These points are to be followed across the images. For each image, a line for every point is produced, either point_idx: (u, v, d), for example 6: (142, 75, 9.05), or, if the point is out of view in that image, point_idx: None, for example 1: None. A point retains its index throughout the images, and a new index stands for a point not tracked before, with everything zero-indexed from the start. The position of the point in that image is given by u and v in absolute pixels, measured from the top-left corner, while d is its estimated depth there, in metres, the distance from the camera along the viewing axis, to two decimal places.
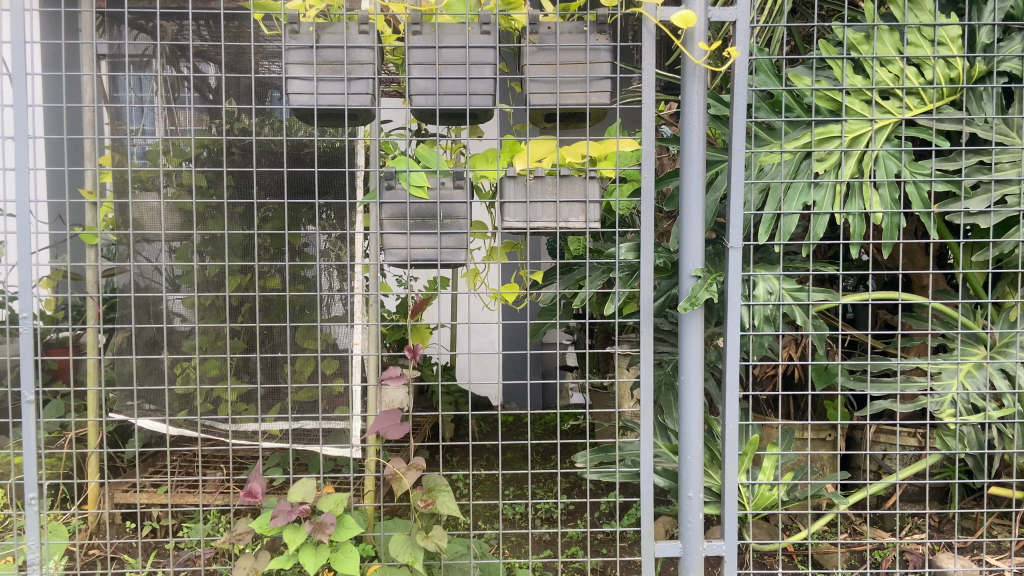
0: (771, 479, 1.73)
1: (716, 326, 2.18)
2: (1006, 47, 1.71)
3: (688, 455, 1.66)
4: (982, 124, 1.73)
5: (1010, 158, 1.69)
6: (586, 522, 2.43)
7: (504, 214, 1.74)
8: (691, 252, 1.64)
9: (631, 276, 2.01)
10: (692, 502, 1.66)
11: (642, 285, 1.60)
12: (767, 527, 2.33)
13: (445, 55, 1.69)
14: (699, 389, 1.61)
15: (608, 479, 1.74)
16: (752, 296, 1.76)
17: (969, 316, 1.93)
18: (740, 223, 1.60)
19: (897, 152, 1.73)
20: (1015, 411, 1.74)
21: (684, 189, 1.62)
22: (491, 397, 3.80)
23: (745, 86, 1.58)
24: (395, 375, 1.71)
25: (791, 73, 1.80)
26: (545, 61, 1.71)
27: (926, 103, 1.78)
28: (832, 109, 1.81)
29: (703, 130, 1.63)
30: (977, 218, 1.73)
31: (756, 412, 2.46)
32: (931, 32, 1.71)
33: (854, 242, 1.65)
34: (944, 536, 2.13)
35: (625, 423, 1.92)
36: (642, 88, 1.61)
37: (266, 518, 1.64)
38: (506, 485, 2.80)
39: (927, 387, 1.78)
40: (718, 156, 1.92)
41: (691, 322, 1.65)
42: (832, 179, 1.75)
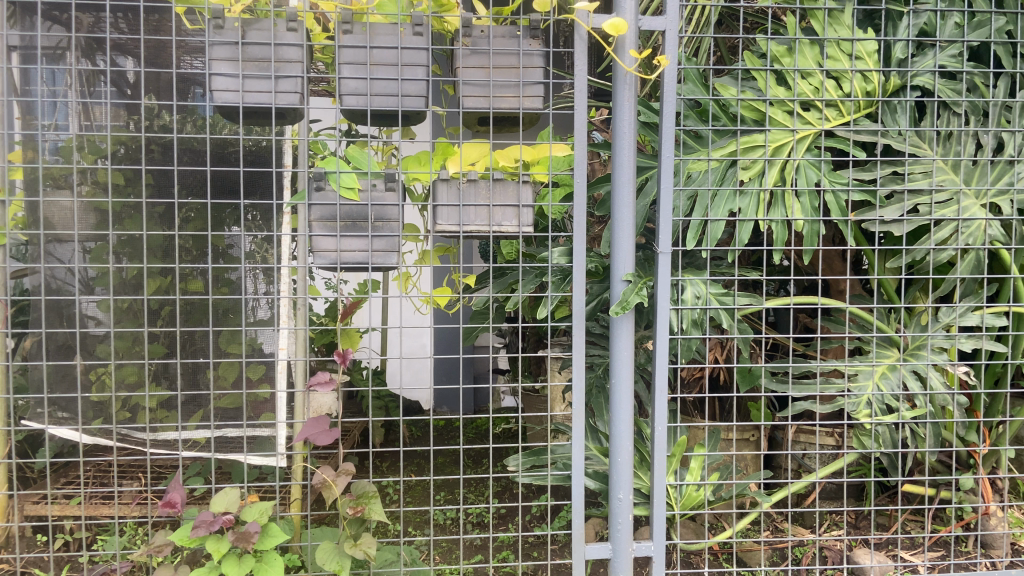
0: (698, 479, 1.79)
1: (646, 329, 2.20)
2: (920, 62, 1.82)
3: (619, 457, 1.70)
4: (896, 136, 1.84)
5: (921, 169, 1.82)
6: (518, 526, 2.43)
7: (437, 217, 1.74)
8: (623, 257, 1.68)
9: (563, 280, 2.03)
10: (622, 503, 1.70)
11: (574, 290, 1.63)
12: (694, 526, 2.31)
13: (377, 55, 1.67)
14: (629, 389, 1.66)
15: (539, 483, 1.78)
16: (681, 300, 1.82)
17: (883, 319, 2.03)
18: (669, 229, 1.64)
19: (817, 162, 1.81)
20: (927, 411, 1.81)
21: (616, 195, 1.66)
22: (422, 401, 3.77)
23: (674, 94, 1.63)
24: (324, 380, 1.68)
25: (718, 83, 1.86)
26: (477, 64, 1.71)
27: (844, 115, 1.84)
28: (756, 118, 1.87)
29: (634, 137, 1.67)
30: (891, 226, 1.81)
31: (683, 415, 2.47)
32: (849, 46, 1.79)
33: (776, 246, 1.73)
34: (860, 532, 2.19)
35: (557, 427, 1.95)
36: (574, 94, 1.64)
37: (187, 528, 1.58)
38: (438, 491, 2.77)
39: (845, 389, 1.85)
40: (648, 162, 1.96)
41: (623, 325, 1.69)
42: (756, 187, 1.80)
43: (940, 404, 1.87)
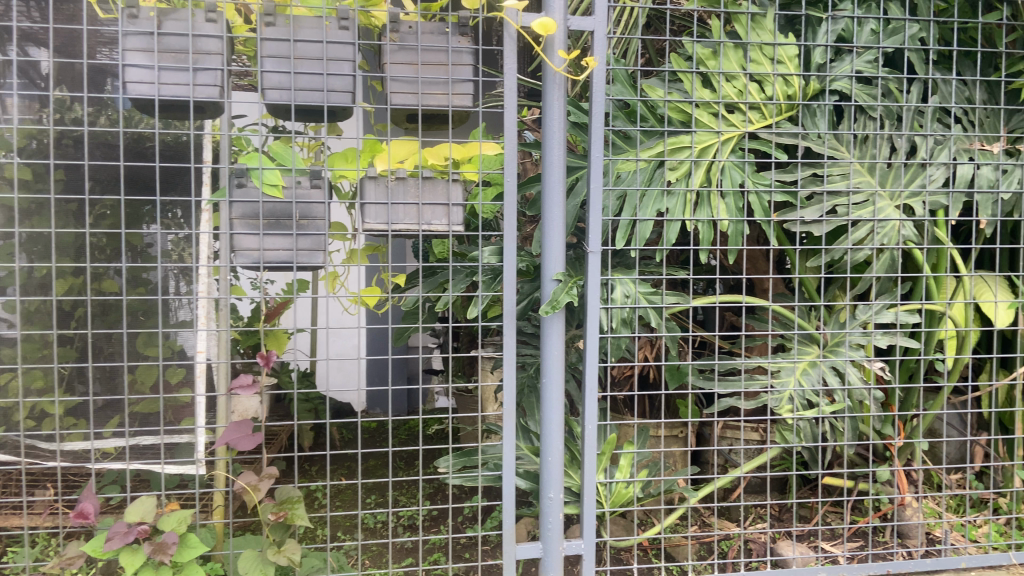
0: (627, 477, 1.83)
1: (577, 328, 2.15)
2: (838, 67, 1.87)
3: (549, 456, 1.73)
4: (816, 138, 1.90)
5: (840, 171, 1.86)
6: (450, 528, 2.40)
7: (365, 215, 1.72)
8: (554, 257, 1.72)
9: (494, 279, 1.99)
10: (552, 502, 1.73)
11: (504, 289, 1.67)
12: (623, 523, 2.25)
13: (301, 49, 1.64)
14: (560, 387, 1.70)
15: (470, 484, 1.78)
16: (611, 299, 1.85)
17: (804, 317, 2.08)
18: (598, 228, 1.70)
19: (741, 163, 1.85)
20: (845, 405, 1.89)
21: (546, 196, 1.70)
22: (353, 403, 3.69)
23: (602, 95, 1.68)
24: (246, 384, 1.64)
25: (645, 84, 1.89)
26: (405, 60, 1.70)
27: (767, 118, 1.89)
28: (682, 120, 1.91)
29: (564, 138, 1.71)
30: (811, 226, 1.87)
31: (611, 412, 2.41)
32: (770, 50, 1.84)
33: (703, 246, 1.80)
34: (783, 525, 2.24)
35: (488, 426, 1.95)
36: (505, 93, 1.66)
37: (101, 540, 1.52)
38: (367, 494, 2.72)
39: (769, 385, 1.89)
40: (578, 162, 1.96)
41: (553, 325, 1.72)
42: (682, 187, 1.83)
43: (857, 399, 1.94)
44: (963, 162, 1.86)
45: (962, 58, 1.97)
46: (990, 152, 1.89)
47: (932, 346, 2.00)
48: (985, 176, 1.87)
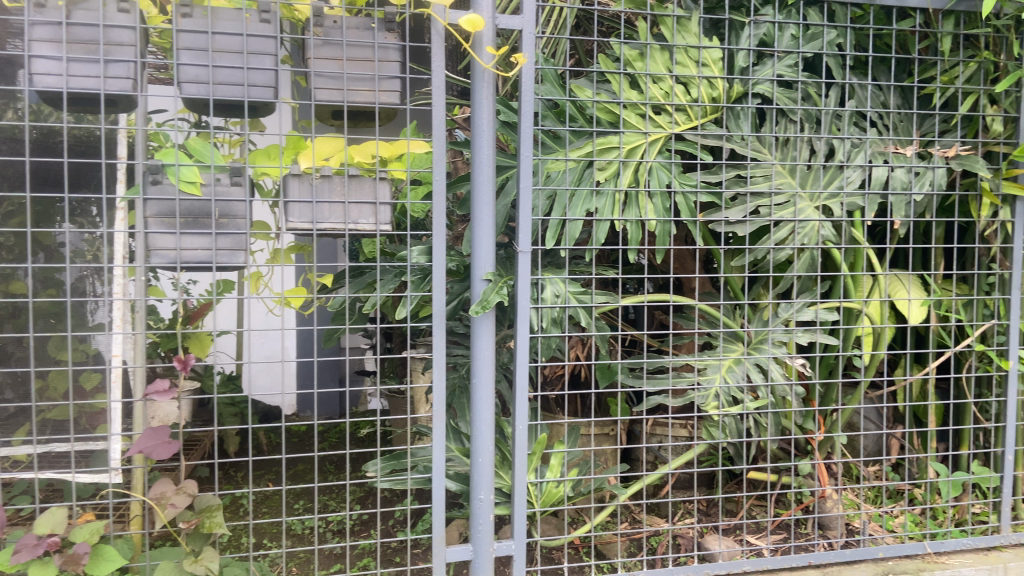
0: (558, 476, 1.84)
1: (509, 328, 2.12)
2: (760, 71, 1.92)
3: (480, 457, 1.73)
4: (740, 140, 1.93)
5: (762, 173, 1.91)
6: (379, 532, 2.36)
7: (289, 214, 1.68)
8: (483, 256, 1.73)
9: (424, 280, 1.92)
10: (483, 504, 1.74)
11: (432, 290, 1.69)
12: (555, 522, 2.23)
13: (219, 42, 1.58)
14: (490, 388, 1.70)
15: (399, 487, 1.76)
16: (541, 299, 1.85)
17: (729, 315, 2.13)
18: (527, 228, 1.73)
19: (667, 164, 1.90)
20: (769, 401, 1.94)
21: (476, 195, 1.70)
22: (284, 406, 3.62)
23: (530, 93, 1.71)
24: (163, 389, 1.59)
25: (574, 84, 1.88)
26: (330, 55, 1.66)
27: (692, 120, 1.92)
28: (611, 121, 1.92)
29: (493, 137, 1.72)
30: (735, 226, 1.91)
31: (542, 412, 2.37)
32: (696, 53, 1.86)
33: (632, 246, 1.82)
34: (711, 519, 2.27)
35: (418, 428, 1.93)
36: (433, 91, 1.66)
37: (7, 554, 1.44)
38: (294, 500, 2.65)
39: (695, 382, 1.92)
40: (508, 161, 1.92)
41: (483, 325, 1.73)
42: (611, 187, 1.85)
43: (780, 395, 1.99)
44: (878, 164, 1.93)
45: (878, 63, 2.03)
46: (904, 155, 1.95)
47: (850, 343, 2.07)
48: (899, 178, 1.94)
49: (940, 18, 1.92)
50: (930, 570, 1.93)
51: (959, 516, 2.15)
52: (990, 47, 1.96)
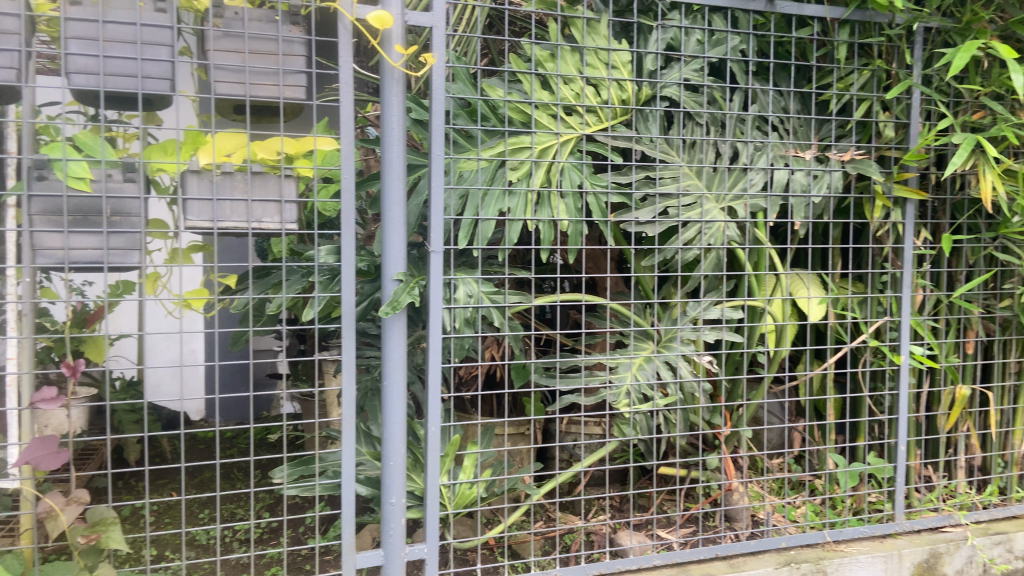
0: (471, 477, 1.83)
1: (422, 329, 2.06)
2: (667, 74, 1.96)
3: (391, 461, 1.71)
4: (648, 142, 1.96)
5: (670, 175, 1.95)
6: (288, 540, 2.30)
7: (187, 212, 1.61)
8: (394, 256, 1.70)
9: (332, 280, 1.85)
10: (394, 508, 1.71)
11: (341, 290, 1.66)
12: (469, 523, 2.21)
13: (111, 32, 1.51)
14: (401, 389, 1.68)
15: (307, 494, 1.71)
16: (453, 299, 1.83)
17: (639, 314, 2.15)
18: (438, 227, 1.72)
19: (579, 164, 1.90)
20: (677, 398, 1.98)
21: (386, 194, 1.67)
22: (192, 412, 3.51)
23: (440, 92, 1.70)
24: (50, 396, 1.51)
25: (485, 83, 1.85)
26: (231, 47, 1.61)
27: (602, 121, 1.94)
28: (523, 120, 1.91)
29: (403, 135, 1.70)
30: (645, 226, 1.95)
31: (456, 413, 2.34)
32: (605, 55, 1.89)
33: (544, 245, 1.83)
34: (623, 515, 2.30)
35: (328, 433, 1.87)
36: (340, 86, 1.63)
37: None
38: (198, 510, 2.55)
39: (607, 380, 1.95)
40: (419, 159, 1.86)
41: (394, 327, 1.70)
42: (523, 187, 1.84)
43: (687, 392, 2.03)
44: (779, 167, 2.01)
45: (779, 70, 2.10)
46: (803, 159, 2.04)
47: (755, 340, 2.13)
48: (798, 181, 2.02)
49: (836, 27, 2.01)
50: (830, 558, 2.01)
51: (856, 505, 2.25)
52: (883, 57, 2.06)
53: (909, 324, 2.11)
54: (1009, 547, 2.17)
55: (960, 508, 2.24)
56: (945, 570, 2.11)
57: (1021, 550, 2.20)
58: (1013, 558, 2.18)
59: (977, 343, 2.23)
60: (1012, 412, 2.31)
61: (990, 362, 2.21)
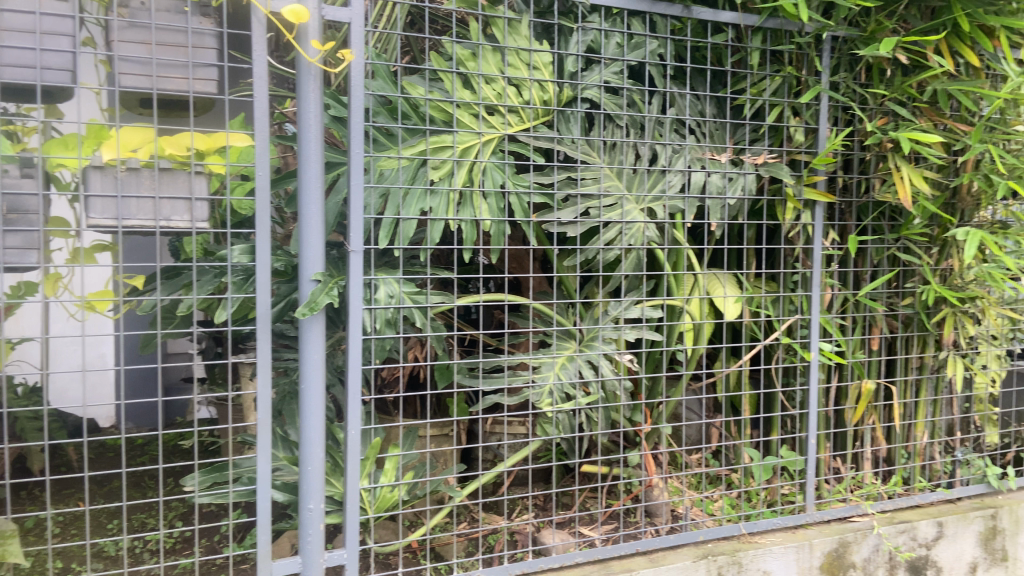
0: (392, 480, 1.81)
1: (343, 330, 2.02)
2: (588, 76, 1.97)
3: (309, 466, 1.67)
4: (569, 143, 1.97)
5: (591, 175, 1.97)
6: (203, 550, 2.22)
7: (89, 209, 1.55)
8: (312, 256, 1.66)
9: (246, 280, 1.80)
10: (313, 514, 1.67)
11: (256, 291, 1.61)
12: (391, 527, 2.18)
13: (6, 20, 1.42)
14: (320, 392, 1.64)
15: (220, 502, 1.66)
16: (373, 299, 1.80)
17: (562, 314, 2.16)
18: (357, 227, 1.69)
19: (501, 164, 1.89)
20: (599, 396, 2.00)
21: (303, 192, 1.64)
22: (101, 418, 3.35)
23: (359, 89, 1.67)
24: None
25: (406, 81, 1.83)
26: (137, 38, 1.54)
27: (524, 122, 1.93)
28: (444, 120, 1.89)
29: (321, 132, 1.66)
30: (567, 227, 1.96)
31: (377, 415, 2.31)
32: (527, 56, 1.89)
33: (466, 245, 1.82)
34: (546, 514, 2.32)
35: (243, 438, 1.82)
36: (254, 81, 1.58)
37: None
38: (106, 521, 2.44)
39: (530, 380, 1.96)
40: (338, 157, 1.84)
41: (312, 328, 1.66)
42: (444, 187, 1.82)
43: (608, 390, 2.06)
44: (696, 170, 2.05)
45: (695, 74, 2.16)
46: (719, 161, 2.09)
47: (674, 339, 2.18)
48: (715, 183, 2.07)
49: (750, 34, 2.07)
50: (745, 550, 2.07)
51: (770, 498, 2.32)
52: (793, 64, 2.14)
53: (819, 322, 2.19)
54: (912, 535, 2.27)
55: (867, 498, 2.34)
56: (853, 559, 2.19)
57: (924, 538, 2.29)
58: (917, 546, 2.28)
59: (882, 340, 2.34)
60: (914, 406, 2.43)
61: (893, 358, 2.32)
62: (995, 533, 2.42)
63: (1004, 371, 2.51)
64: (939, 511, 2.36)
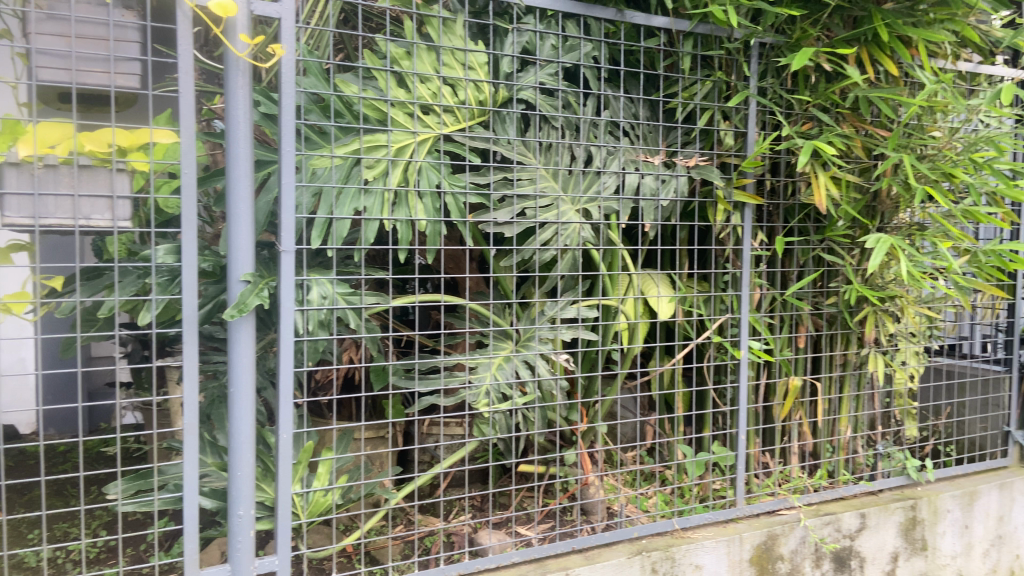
0: (326, 484, 1.78)
1: (274, 332, 1.98)
2: (524, 77, 1.98)
3: (239, 471, 1.63)
4: (505, 144, 1.97)
5: (527, 176, 1.98)
6: (128, 559, 2.15)
7: (3, 207, 1.47)
8: (241, 256, 1.63)
9: (172, 282, 1.74)
10: (243, 520, 1.64)
11: (182, 292, 1.56)
12: (324, 531, 2.15)
13: None
14: (250, 396, 1.61)
15: (145, 510, 1.60)
16: (306, 301, 1.76)
17: (499, 314, 2.16)
18: (289, 227, 1.66)
19: (436, 164, 1.88)
20: (536, 396, 2.01)
21: (231, 190, 1.60)
22: (18, 425, 3.20)
23: (290, 87, 1.64)
24: None
25: (338, 79, 1.79)
26: (55, 31, 1.48)
27: (460, 121, 1.93)
28: (378, 118, 1.86)
29: (250, 130, 1.62)
30: (503, 227, 1.96)
31: (311, 418, 2.27)
32: (462, 56, 1.89)
33: (402, 246, 1.80)
34: (483, 514, 2.32)
35: (170, 444, 1.77)
36: (180, 76, 1.53)
37: None
38: (23, 533, 2.34)
39: (466, 381, 1.95)
40: (269, 156, 1.80)
41: (242, 330, 1.62)
42: (379, 186, 1.80)
43: (545, 390, 2.07)
44: (630, 172, 2.08)
45: (629, 78, 2.19)
46: (652, 163, 2.13)
47: (609, 338, 2.20)
48: (647, 185, 2.11)
49: (681, 38, 2.11)
50: (678, 545, 2.11)
51: (703, 493, 2.37)
52: (723, 68, 2.19)
53: (748, 321, 2.25)
54: (837, 527, 2.35)
55: (794, 491, 2.42)
56: (781, 551, 2.26)
57: (848, 529, 2.38)
58: (841, 537, 2.36)
59: (808, 338, 2.41)
60: (838, 401, 2.52)
61: (819, 355, 2.39)
62: (915, 523, 2.52)
63: (922, 367, 2.62)
64: (862, 503, 2.45)
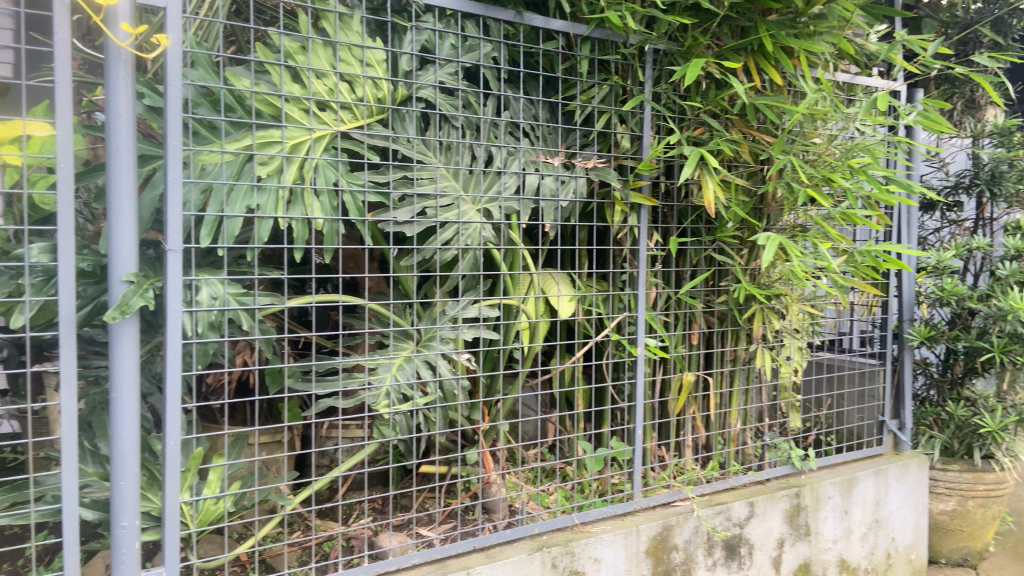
0: (217, 491, 1.71)
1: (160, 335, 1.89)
2: (423, 76, 1.96)
3: (122, 481, 1.55)
4: (405, 142, 1.95)
5: (428, 175, 1.96)
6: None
7: None
8: (124, 256, 1.55)
9: (47, 282, 1.64)
10: (126, 532, 1.56)
11: (58, 293, 1.47)
12: (217, 540, 2.08)
13: None
14: (133, 401, 1.53)
15: (20, 523, 1.50)
16: (194, 301, 1.69)
17: (399, 314, 2.14)
18: (176, 224, 1.59)
19: (333, 162, 1.85)
20: (437, 396, 2.00)
21: (112, 186, 1.52)
22: None
23: (177, 79, 1.57)
24: None
25: (229, 72, 1.72)
26: None
27: (357, 119, 1.90)
28: (271, 114, 1.81)
29: (133, 123, 1.55)
30: (403, 226, 1.94)
31: (202, 424, 2.19)
32: (360, 52, 1.86)
33: (297, 244, 1.75)
34: (383, 517, 2.30)
35: (46, 454, 1.67)
36: (54, 65, 1.45)
37: None
38: None
39: (366, 381, 1.91)
40: (154, 151, 1.72)
41: (125, 332, 1.55)
42: (272, 183, 1.75)
43: (446, 389, 2.06)
44: (530, 172, 2.11)
45: (529, 79, 2.21)
46: (551, 164, 2.16)
47: (510, 337, 2.22)
48: (547, 186, 2.14)
49: (579, 42, 2.16)
50: (577, 539, 2.14)
51: (601, 488, 2.43)
52: (619, 73, 2.25)
53: (644, 319, 2.32)
54: (727, 516, 2.45)
55: (688, 483, 2.51)
56: (676, 541, 2.34)
57: (738, 518, 2.48)
58: (731, 525, 2.46)
59: (700, 335, 2.51)
60: (728, 395, 2.62)
61: (710, 352, 2.49)
62: (799, 509, 2.65)
63: (806, 361, 2.76)
64: (750, 492, 2.57)
